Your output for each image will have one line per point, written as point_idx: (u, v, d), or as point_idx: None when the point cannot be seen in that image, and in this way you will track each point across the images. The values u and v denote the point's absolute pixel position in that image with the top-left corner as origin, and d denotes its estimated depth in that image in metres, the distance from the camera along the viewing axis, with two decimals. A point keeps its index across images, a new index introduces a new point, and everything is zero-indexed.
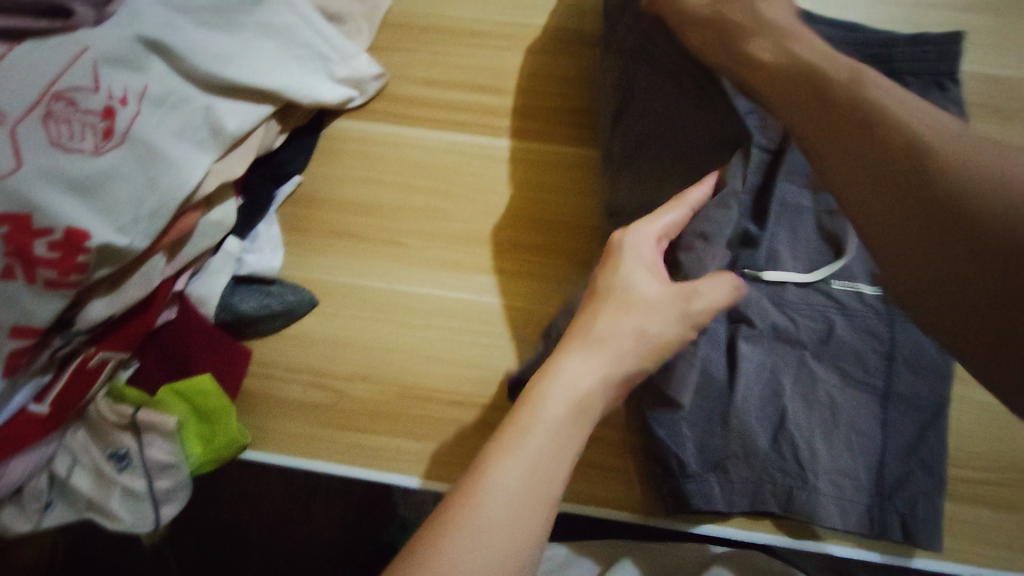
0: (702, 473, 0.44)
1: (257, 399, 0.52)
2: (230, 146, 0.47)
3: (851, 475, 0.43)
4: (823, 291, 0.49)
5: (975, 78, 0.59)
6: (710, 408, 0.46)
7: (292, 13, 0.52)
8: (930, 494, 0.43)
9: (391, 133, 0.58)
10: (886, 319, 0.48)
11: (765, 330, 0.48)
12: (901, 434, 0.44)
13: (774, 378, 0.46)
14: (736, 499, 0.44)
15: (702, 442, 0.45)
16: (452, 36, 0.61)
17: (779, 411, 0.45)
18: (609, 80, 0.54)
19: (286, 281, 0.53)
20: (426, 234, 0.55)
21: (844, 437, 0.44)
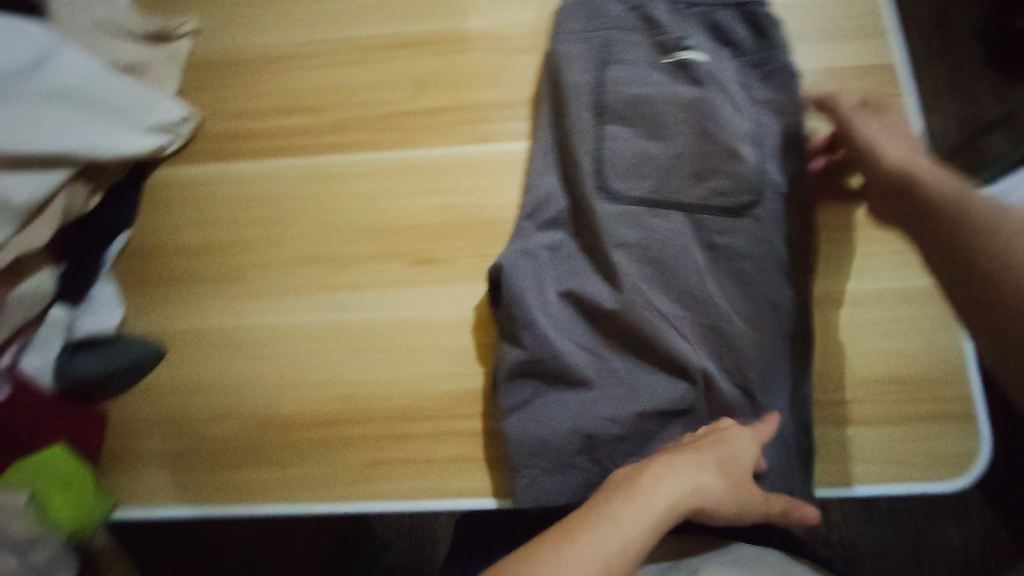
0: (539, 464, 0.47)
1: (120, 455, 0.52)
2: (28, 215, 0.48)
3: None
4: (671, 322, 0.49)
5: (828, 32, 0.58)
6: (563, 409, 0.48)
7: (76, 67, 0.51)
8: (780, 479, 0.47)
9: (219, 171, 0.58)
10: (727, 341, 0.49)
11: (618, 360, 0.49)
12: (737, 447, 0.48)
13: (625, 396, 0.48)
14: (575, 487, 0.47)
15: (545, 436, 0.47)
16: (265, 64, 0.60)
17: (622, 423, 0.47)
18: (676, 122, 0.53)
19: (131, 337, 0.53)
20: (267, 265, 0.56)
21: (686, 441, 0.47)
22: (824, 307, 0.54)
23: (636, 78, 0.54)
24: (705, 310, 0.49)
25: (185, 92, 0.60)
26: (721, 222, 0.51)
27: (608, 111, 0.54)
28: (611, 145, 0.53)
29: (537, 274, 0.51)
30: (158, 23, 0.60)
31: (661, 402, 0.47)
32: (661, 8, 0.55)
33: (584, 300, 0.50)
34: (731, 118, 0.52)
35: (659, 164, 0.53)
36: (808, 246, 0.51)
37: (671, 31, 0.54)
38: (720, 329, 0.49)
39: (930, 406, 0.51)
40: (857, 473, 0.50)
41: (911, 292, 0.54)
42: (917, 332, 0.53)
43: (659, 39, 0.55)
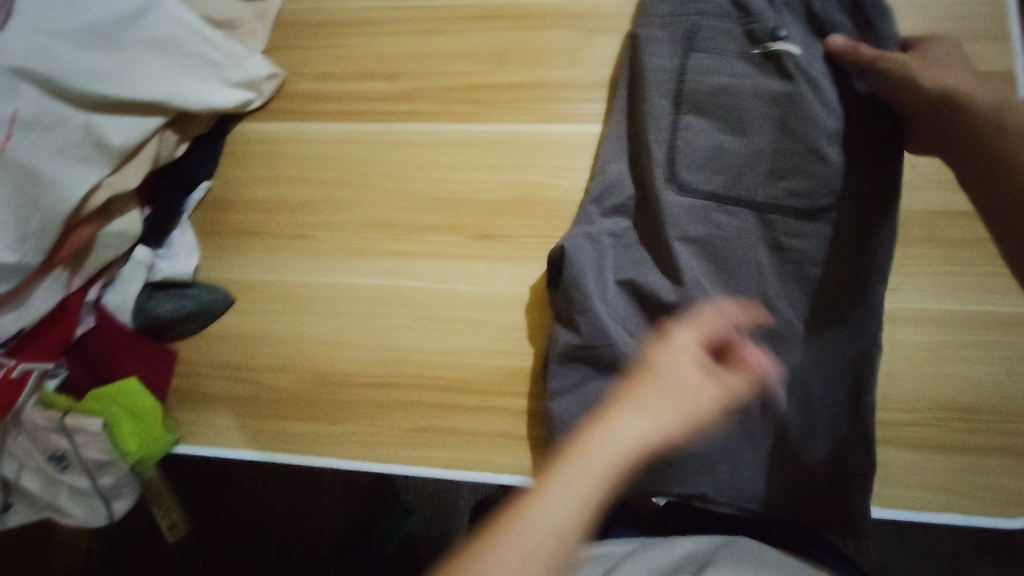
0: None
1: (183, 392, 0.55)
2: (125, 158, 0.51)
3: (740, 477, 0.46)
4: None
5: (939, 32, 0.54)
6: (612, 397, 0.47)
7: (176, 20, 0.53)
8: (832, 493, 0.45)
9: (296, 131, 0.59)
10: (788, 345, 0.47)
11: None
12: (788, 451, 0.46)
13: None
14: None
15: None
16: (349, 28, 0.61)
17: None
18: (759, 117, 0.51)
19: (204, 283, 0.56)
20: (334, 226, 0.57)
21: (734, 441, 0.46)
22: (897, 324, 0.52)
23: (721, 68, 0.52)
24: (767, 312, 0.48)
25: (272, 51, 0.62)
26: (793, 223, 0.49)
27: (689, 99, 0.52)
28: (687, 135, 0.51)
29: (599, 257, 0.50)
30: None
31: None
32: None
33: (643, 289, 0.49)
34: (818, 117, 0.49)
35: (737, 159, 0.50)
36: (874, 253, 0.48)
37: (766, 20, 0.52)
38: (782, 331, 0.47)
39: (1002, 440, 0.49)
40: (912, 499, 0.48)
41: (996, 318, 0.50)
42: (997, 360, 0.50)
43: (753, 28, 0.52)
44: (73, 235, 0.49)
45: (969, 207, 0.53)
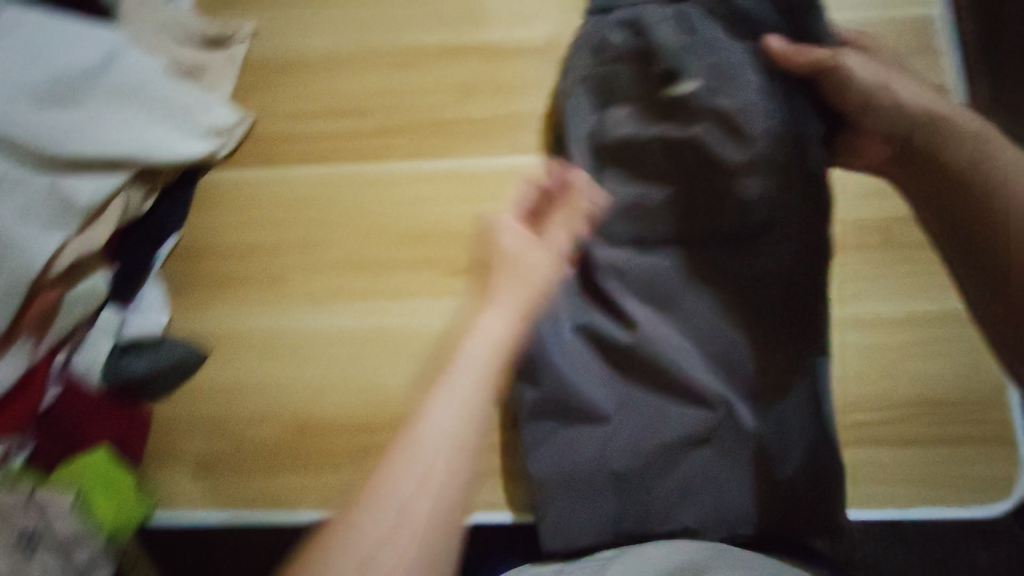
0: (558, 501, 0.47)
1: (163, 452, 0.53)
2: (91, 215, 0.50)
3: (716, 502, 0.47)
4: (682, 356, 0.48)
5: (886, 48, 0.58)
6: (579, 443, 0.48)
7: (139, 72, 0.53)
8: (812, 511, 0.46)
9: (265, 175, 0.59)
10: (740, 372, 0.48)
11: (631, 391, 0.48)
12: (760, 472, 0.47)
13: (643, 428, 0.47)
14: (596, 524, 0.47)
15: (562, 472, 0.47)
16: (315, 69, 0.61)
17: (639, 454, 0.47)
18: (679, 158, 0.51)
19: (176, 338, 0.54)
20: (310, 269, 0.56)
21: (704, 468, 0.47)
22: (867, 327, 0.54)
23: (633, 114, 0.53)
24: (716, 344, 0.48)
25: (238, 95, 0.61)
26: (733, 254, 0.49)
27: (606, 148, 0.53)
28: (614, 184, 0.52)
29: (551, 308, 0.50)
30: (219, 29, 0.61)
31: (676, 429, 0.47)
32: (663, 36, 0.53)
33: (595, 332, 0.49)
34: (736, 147, 0.49)
35: (660, 202, 0.51)
36: (808, 272, 0.48)
37: (669, 61, 0.52)
38: (736, 358, 0.48)
39: (971, 429, 0.51)
40: (890, 497, 0.50)
41: (958, 313, 0.53)
42: (963, 354, 0.52)
43: (656, 71, 0.53)
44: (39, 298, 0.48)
45: None
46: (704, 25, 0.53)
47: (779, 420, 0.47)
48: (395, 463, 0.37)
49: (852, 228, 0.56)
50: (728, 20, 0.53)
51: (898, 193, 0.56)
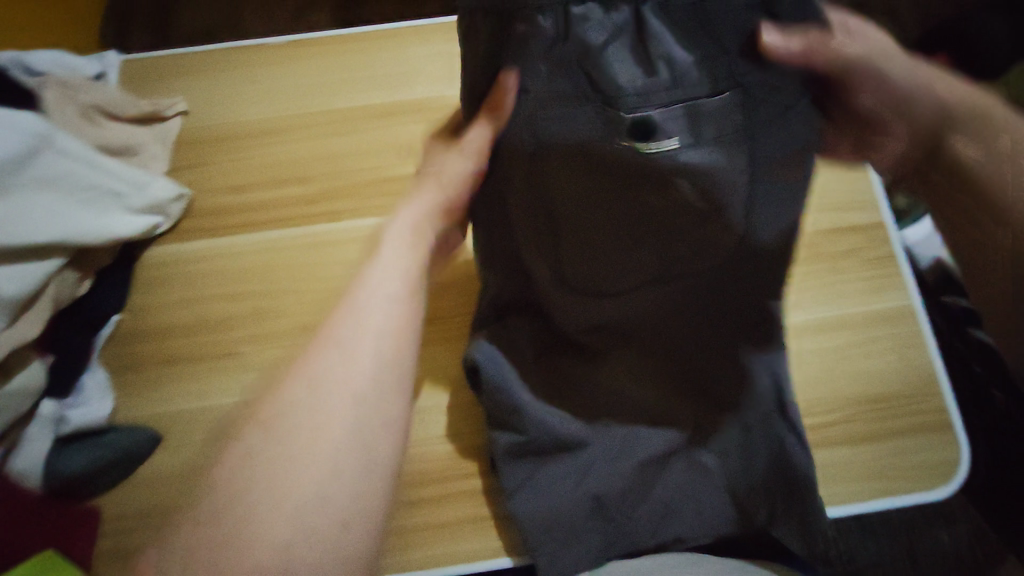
0: (546, 539, 0.47)
1: (110, 552, 0.48)
2: (19, 307, 0.47)
3: (695, 508, 0.48)
4: (639, 377, 0.49)
5: None
6: (559, 477, 0.48)
7: (66, 155, 0.51)
8: (788, 505, 0.47)
9: (210, 247, 0.58)
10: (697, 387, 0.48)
11: (601, 420, 0.49)
12: (734, 472, 0.48)
13: (621, 455, 0.48)
14: (587, 555, 0.47)
15: (549, 508, 0.47)
16: (253, 139, 0.62)
17: (621, 479, 0.48)
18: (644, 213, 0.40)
19: (122, 425, 0.51)
20: (262, 337, 0.55)
21: (682, 479, 0.48)
22: (805, 336, 0.58)
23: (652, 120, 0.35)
24: (669, 370, 0.48)
25: (175, 171, 0.61)
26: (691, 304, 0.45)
27: (561, 222, 0.41)
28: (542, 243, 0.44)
29: (514, 349, 0.50)
30: (152, 105, 0.61)
31: (644, 446, 0.48)
32: (623, 76, 0.35)
33: (555, 361, 0.51)
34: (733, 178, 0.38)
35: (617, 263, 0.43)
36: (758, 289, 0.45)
37: (636, 103, 0.35)
38: (698, 381, 0.48)
39: (911, 419, 0.55)
40: (850, 494, 0.53)
41: (882, 314, 0.58)
42: (893, 350, 0.57)
43: (621, 120, 0.36)
44: None
45: (841, 223, 0.61)
46: (678, 54, 0.34)
47: (749, 431, 0.48)
48: (284, 419, 0.41)
49: None
50: (690, 23, 0.34)
51: (813, 209, 0.61)
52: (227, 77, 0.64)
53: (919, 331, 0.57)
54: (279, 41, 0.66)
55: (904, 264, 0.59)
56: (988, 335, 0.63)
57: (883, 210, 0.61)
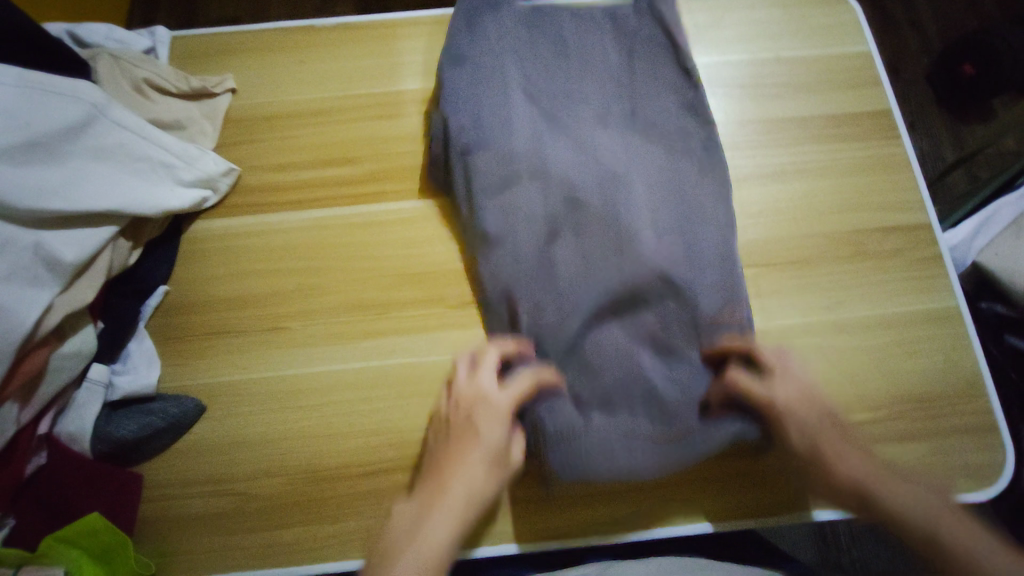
0: (599, 434, 0.48)
1: (156, 517, 0.49)
2: (77, 273, 0.48)
3: (659, 295, 0.51)
4: (596, 159, 0.55)
5: (820, 80, 0.65)
6: (546, 287, 0.52)
7: (122, 126, 0.52)
8: (730, 243, 0.54)
9: (255, 224, 0.58)
10: (640, 161, 0.56)
11: (560, 201, 0.54)
12: (711, 268, 0.52)
13: (590, 271, 0.52)
14: (640, 455, 0.48)
15: (559, 330, 0.51)
16: (301, 118, 0.62)
17: (589, 277, 0.52)
18: (671, 85, 0.59)
19: (170, 395, 0.52)
20: (308, 314, 0.55)
21: (635, 171, 0.55)
22: (851, 330, 0.57)
23: (672, 88, 0.59)
24: (620, 148, 0.56)
25: (222, 149, 0.61)
26: (636, 170, 0.55)
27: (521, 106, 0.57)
28: (532, 316, 0.51)
29: (522, 195, 0.54)
30: (201, 82, 0.61)
31: (597, 250, 0.52)
32: (551, 66, 0.60)
33: (539, 170, 0.54)
34: (608, 59, 0.60)
35: (615, 397, 0.49)
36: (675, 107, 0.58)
37: (548, 49, 0.60)
38: (635, 140, 0.57)
39: (956, 420, 0.54)
40: None
41: (927, 316, 0.57)
42: (938, 351, 0.56)
43: (544, 51, 0.60)
44: (28, 362, 0.45)
45: (886, 222, 0.60)
46: (535, 59, 0.60)
47: (667, 166, 0.56)
48: None
49: (828, 240, 0.60)
50: (544, 41, 0.61)
51: (860, 205, 0.61)
52: (280, 58, 0.65)
53: (965, 334, 0.57)
54: (328, 24, 0.66)
55: (951, 266, 0.59)
56: None
57: (930, 212, 0.61)
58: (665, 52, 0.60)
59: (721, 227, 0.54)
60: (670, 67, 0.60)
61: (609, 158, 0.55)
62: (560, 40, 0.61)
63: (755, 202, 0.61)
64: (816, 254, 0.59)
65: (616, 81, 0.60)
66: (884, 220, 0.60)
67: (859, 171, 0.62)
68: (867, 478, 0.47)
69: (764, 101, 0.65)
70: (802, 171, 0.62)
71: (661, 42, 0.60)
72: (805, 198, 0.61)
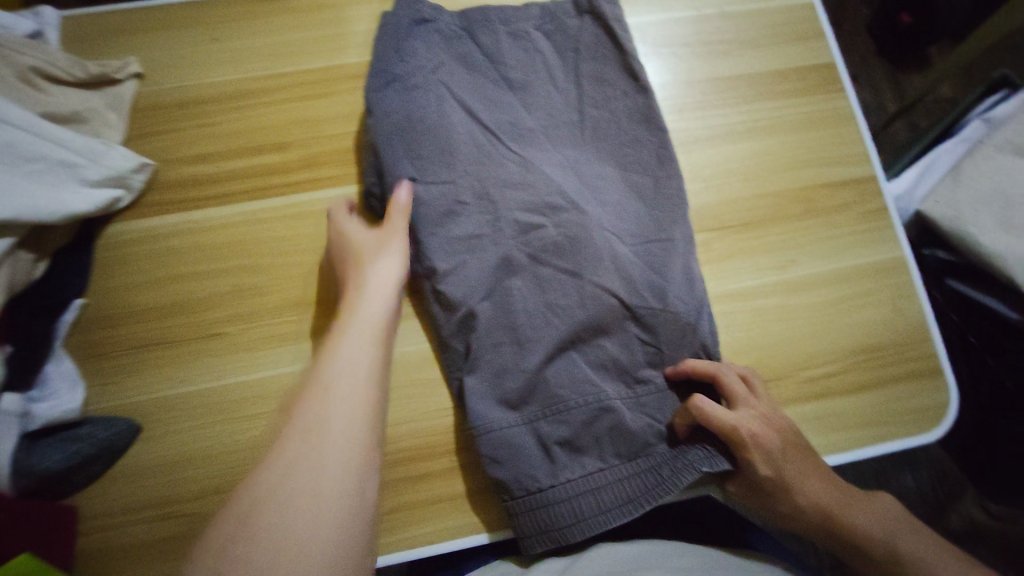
0: (563, 481, 0.46)
1: (97, 548, 0.45)
2: None
3: (617, 318, 0.51)
4: (542, 178, 0.54)
5: (765, 35, 0.64)
6: (500, 318, 0.49)
7: (8, 122, 0.46)
8: (687, 253, 0.54)
9: (176, 224, 0.53)
10: (585, 182, 0.55)
11: (509, 225, 0.52)
12: (671, 281, 0.52)
13: (543, 300, 0.50)
14: (605, 499, 0.46)
15: (515, 366, 0.48)
16: (219, 103, 0.57)
17: (544, 307, 0.50)
18: (619, 92, 0.58)
19: (99, 418, 0.48)
20: (245, 318, 0.51)
21: (585, 190, 0.55)
22: (804, 287, 0.57)
23: (622, 92, 0.58)
24: (567, 168, 0.55)
25: (132, 142, 0.55)
26: (584, 194, 0.54)
27: (460, 124, 0.54)
28: (491, 356, 0.49)
29: (469, 221, 0.52)
30: (99, 67, 0.54)
31: (549, 281, 0.51)
32: (488, 79, 0.57)
33: (484, 192, 0.52)
34: (546, 68, 0.58)
35: (581, 437, 0.47)
36: (619, 111, 0.57)
37: (483, 62, 0.58)
38: (581, 158, 0.56)
39: (904, 366, 0.56)
40: (851, 441, 0.53)
41: (875, 268, 0.58)
42: (887, 301, 0.58)
43: (480, 65, 0.58)
44: None
45: (834, 177, 0.61)
46: (470, 72, 0.57)
47: (613, 190, 0.55)
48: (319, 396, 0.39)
49: (779, 198, 0.60)
50: (477, 57, 0.58)
51: (809, 161, 0.61)
52: (188, 36, 0.58)
53: (911, 282, 0.58)
54: None
55: (896, 217, 0.60)
56: (966, 286, 0.68)
57: (875, 164, 0.61)
58: (606, 36, 0.59)
59: (673, 236, 0.54)
60: (615, 65, 0.58)
61: (556, 177, 0.54)
62: (494, 49, 0.58)
63: (706, 165, 0.60)
64: (768, 214, 0.59)
65: (557, 90, 0.58)
66: (831, 175, 0.60)
67: (807, 127, 0.62)
68: (827, 501, 0.46)
69: (711, 60, 0.63)
70: (751, 131, 0.61)
71: (600, 38, 0.59)
72: (755, 157, 0.61)
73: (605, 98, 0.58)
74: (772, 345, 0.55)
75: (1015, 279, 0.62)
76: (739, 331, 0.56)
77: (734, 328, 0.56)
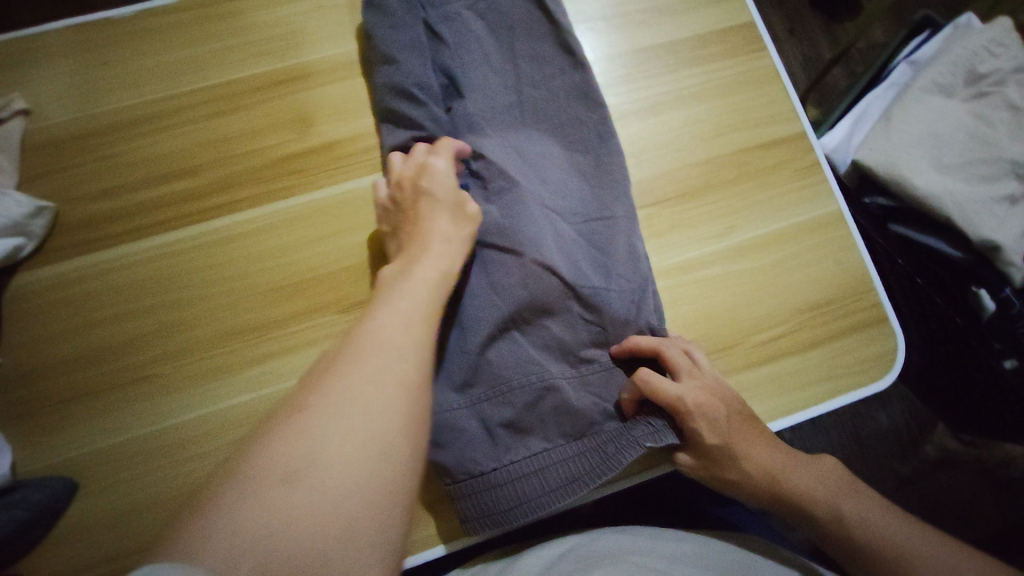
0: (506, 463, 0.45)
1: None
2: None
3: (562, 297, 0.49)
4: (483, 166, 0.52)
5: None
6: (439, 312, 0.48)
7: None
8: (630, 230, 0.53)
9: (88, 264, 0.50)
10: (528, 165, 0.53)
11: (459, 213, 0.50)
12: (614, 261, 0.51)
13: (489, 285, 0.49)
14: (552, 480, 0.45)
15: (459, 354, 0.47)
16: (121, 131, 0.53)
17: (490, 295, 0.48)
18: (557, 70, 0.56)
19: (30, 480, 0.45)
20: (176, 355, 0.49)
21: (533, 172, 0.53)
22: (748, 252, 0.57)
23: (549, 74, 0.56)
24: (508, 152, 0.53)
25: (29, 184, 0.52)
26: (527, 177, 0.53)
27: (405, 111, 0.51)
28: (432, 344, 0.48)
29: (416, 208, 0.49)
30: None
31: (487, 270, 0.49)
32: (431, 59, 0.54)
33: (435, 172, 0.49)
34: (479, 51, 0.56)
35: (525, 418, 0.47)
36: (546, 94, 0.56)
37: (426, 41, 0.54)
38: (515, 144, 0.54)
39: (851, 320, 0.56)
40: (807, 401, 0.54)
41: (815, 224, 0.58)
42: (830, 255, 0.58)
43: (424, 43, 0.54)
44: None
45: (767, 138, 0.60)
46: (415, 51, 0.53)
47: (555, 173, 0.54)
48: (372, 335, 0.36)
49: (715, 165, 0.59)
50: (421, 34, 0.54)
51: (740, 124, 0.60)
52: (78, 62, 0.55)
53: (851, 234, 0.58)
54: (127, 12, 0.56)
55: (829, 170, 0.60)
56: (909, 229, 0.69)
57: (805, 120, 0.61)
58: (521, 19, 0.57)
59: (611, 215, 0.53)
60: (534, 48, 0.57)
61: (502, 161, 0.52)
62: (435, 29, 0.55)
63: (639, 140, 0.59)
64: (705, 182, 0.58)
65: (491, 73, 0.56)
66: (764, 137, 0.60)
67: (735, 90, 0.61)
68: (776, 468, 0.47)
69: (633, 31, 0.62)
70: (679, 101, 0.60)
71: (517, 22, 0.57)
72: (687, 126, 0.60)
73: (541, 79, 0.56)
74: (722, 314, 0.55)
75: (951, 218, 0.63)
76: (688, 304, 0.55)
77: (682, 303, 0.55)
